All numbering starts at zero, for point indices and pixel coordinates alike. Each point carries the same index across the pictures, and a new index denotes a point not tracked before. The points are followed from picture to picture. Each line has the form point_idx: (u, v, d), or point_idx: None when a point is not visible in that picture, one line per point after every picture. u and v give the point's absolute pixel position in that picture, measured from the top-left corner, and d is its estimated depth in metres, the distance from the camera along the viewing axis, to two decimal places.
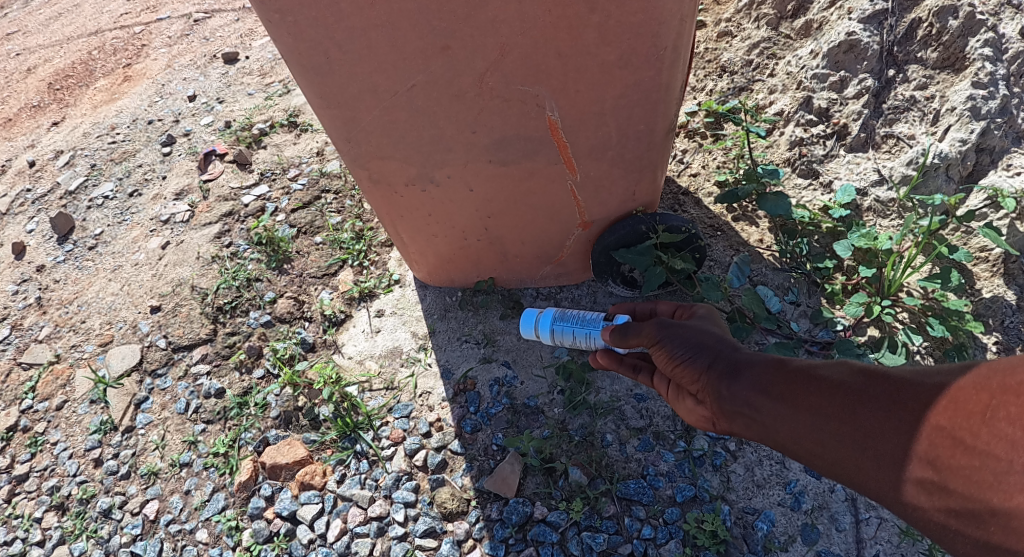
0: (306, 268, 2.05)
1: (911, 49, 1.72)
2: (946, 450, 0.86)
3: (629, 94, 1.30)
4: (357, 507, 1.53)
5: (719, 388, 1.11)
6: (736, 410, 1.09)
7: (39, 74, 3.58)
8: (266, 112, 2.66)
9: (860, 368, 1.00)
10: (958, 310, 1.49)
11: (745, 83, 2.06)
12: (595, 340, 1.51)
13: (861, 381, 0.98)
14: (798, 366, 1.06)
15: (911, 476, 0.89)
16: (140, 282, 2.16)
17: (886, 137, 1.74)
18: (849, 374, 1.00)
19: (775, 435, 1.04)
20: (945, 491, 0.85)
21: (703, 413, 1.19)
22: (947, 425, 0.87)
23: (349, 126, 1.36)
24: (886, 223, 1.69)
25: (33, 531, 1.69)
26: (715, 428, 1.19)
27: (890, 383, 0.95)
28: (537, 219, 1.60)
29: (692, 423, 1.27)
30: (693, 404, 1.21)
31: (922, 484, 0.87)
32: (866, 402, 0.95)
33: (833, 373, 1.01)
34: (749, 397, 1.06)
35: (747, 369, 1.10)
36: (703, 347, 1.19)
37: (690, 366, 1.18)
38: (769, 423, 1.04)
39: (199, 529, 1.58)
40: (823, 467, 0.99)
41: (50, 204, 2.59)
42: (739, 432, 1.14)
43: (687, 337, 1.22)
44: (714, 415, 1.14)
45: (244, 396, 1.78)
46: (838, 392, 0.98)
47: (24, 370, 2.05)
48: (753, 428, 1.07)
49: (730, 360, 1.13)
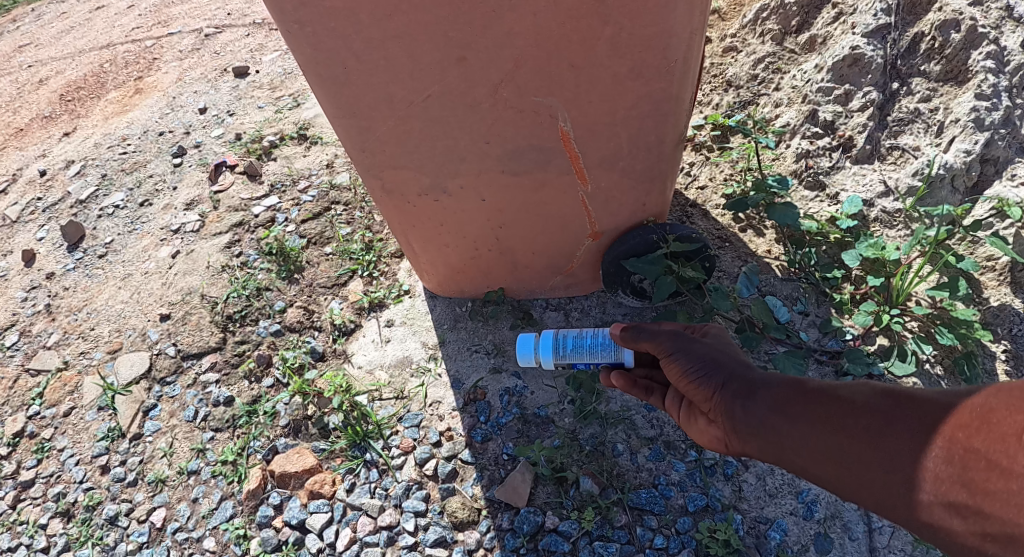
0: (316, 277, 2.06)
1: (914, 62, 1.75)
2: (981, 472, 0.85)
3: (640, 105, 1.32)
4: (366, 517, 1.52)
5: (735, 408, 1.12)
6: (752, 431, 1.09)
7: (50, 86, 3.63)
8: (277, 125, 2.69)
9: (885, 389, 1.00)
10: (966, 318, 1.49)
11: (751, 97, 2.09)
12: (600, 357, 1.50)
13: (886, 402, 0.98)
14: (817, 387, 1.06)
15: (943, 499, 0.88)
16: (150, 291, 2.17)
17: (891, 148, 1.76)
18: (873, 396, 1.00)
19: (793, 456, 1.04)
20: (979, 515, 0.84)
21: (715, 434, 1.19)
22: (980, 447, 0.86)
23: (364, 136, 1.37)
24: (894, 234, 1.70)
25: (38, 538, 1.68)
26: (726, 450, 1.19)
27: (916, 404, 0.95)
28: (548, 230, 1.61)
29: (704, 445, 1.26)
30: (706, 424, 1.21)
31: (954, 507, 0.87)
32: (891, 423, 0.95)
33: (854, 393, 1.02)
34: (766, 418, 1.08)
35: (764, 390, 1.11)
36: (718, 366, 1.20)
37: (704, 384, 1.19)
38: (787, 443, 1.05)
39: (207, 538, 1.58)
40: (845, 489, 0.99)
41: (60, 213, 2.61)
42: (753, 454, 1.14)
43: (701, 354, 1.23)
44: (727, 435, 1.14)
45: (253, 405, 1.78)
46: (862, 413, 0.99)
47: (31, 377, 2.06)
48: (769, 449, 1.07)
49: (746, 380, 1.15)
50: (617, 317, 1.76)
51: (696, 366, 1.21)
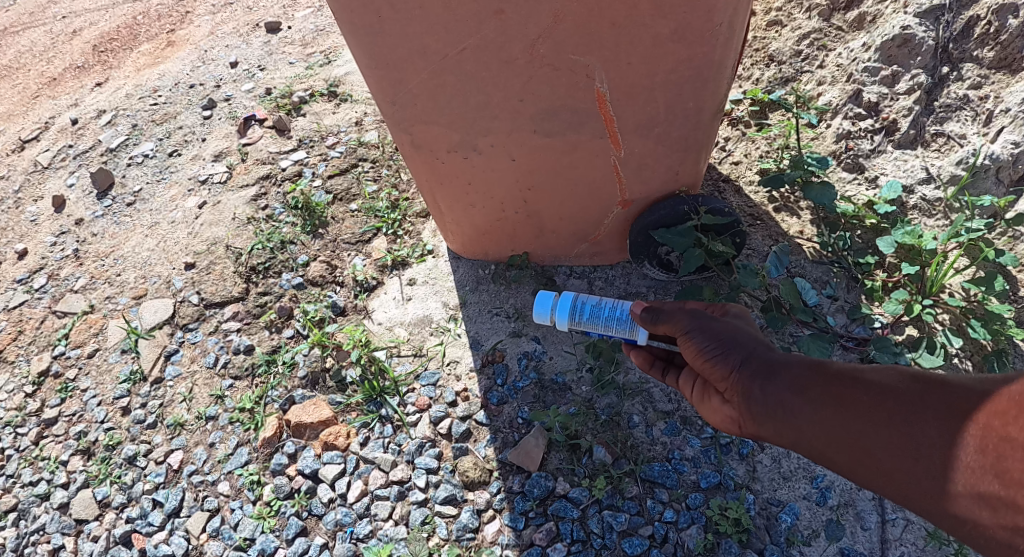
0: (340, 234, 2.06)
1: (967, 47, 1.68)
2: (1017, 463, 0.82)
3: (681, 69, 1.28)
4: (378, 471, 1.54)
5: (752, 388, 1.09)
6: (769, 413, 1.06)
7: (84, 37, 3.65)
8: (306, 82, 2.68)
9: (917, 375, 0.98)
10: (1000, 314, 1.46)
11: (793, 73, 2.03)
12: (614, 330, 1.47)
13: (915, 387, 0.96)
14: (842, 369, 1.04)
15: (973, 490, 0.86)
16: (176, 240, 2.19)
17: (935, 135, 1.70)
18: (903, 381, 0.98)
19: (811, 441, 1.02)
20: (1011, 508, 0.81)
21: (729, 413, 1.16)
22: (1017, 436, 0.83)
23: (396, 88, 1.36)
24: (931, 223, 1.64)
25: (58, 474, 1.73)
26: (739, 431, 1.17)
27: (950, 392, 0.93)
28: (577, 195, 1.59)
29: (715, 426, 1.24)
30: (719, 403, 1.19)
31: (985, 499, 0.84)
32: (921, 409, 0.93)
33: (881, 378, 0.99)
34: (786, 400, 1.05)
35: (784, 371, 1.08)
36: (737, 344, 1.16)
37: (720, 363, 1.15)
38: (805, 427, 1.02)
39: (222, 482, 1.61)
40: (865, 476, 0.97)
41: (91, 160, 2.64)
42: (766, 437, 1.11)
43: (719, 332, 1.18)
44: (741, 415, 1.12)
45: (272, 355, 1.80)
46: (889, 398, 0.97)
47: (58, 319, 2.10)
48: (786, 433, 1.05)
49: (765, 359, 1.11)
50: (641, 289, 1.73)
51: (713, 346, 1.17)
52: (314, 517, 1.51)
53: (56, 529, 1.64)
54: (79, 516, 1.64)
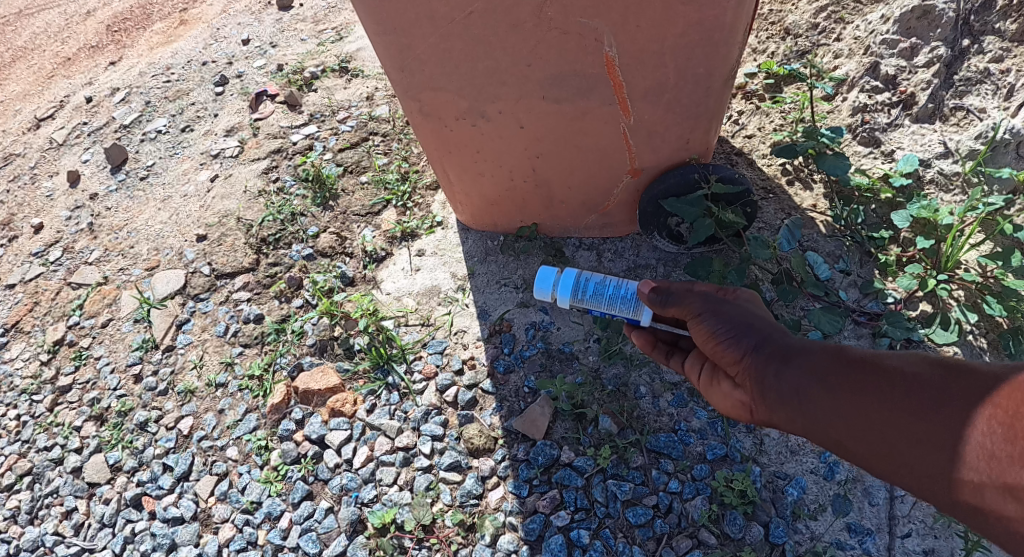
0: (351, 206, 2.07)
1: (989, 19, 1.64)
2: None
3: (691, 32, 1.26)
4: (384, 437, 1.55)
5: (767, 373, 1.07)
6: (783, 399, 1.04)
7: (99, 17, 3.68)
8: (318, 58, 2.68)
9: (940, 363, 0.95)
10: (1018, 289, 1.39)
11: (809, 46, 2.00)
12: (617, 309, 1.45)
13: (938, 374, 0.94)
14: (862, 356, 1.01)
15: (1000, 482, 0.82)
16: (188, 213, 2.21)
17: (954, 109, 1.66)
18: (926, 368, 0.95)
19: (825, 429, 1.00)
20: None
21: (739, 399, 1.14)
22: None
23: (404, 54, 1.35)
24: (948, 197, 1.61)
25: (72, 439, 1.76)
26: (748, 417, 1.15)
27: (976, 379, 0.90)
28: (586, 163, 1.57)
29: (725, 412, 1.22)
30: (730, 389, 1.17)
31: (1010, 492, 0.81)
32: (944, 397, 0.91)
33: (903, 365, 0.97)
34: (801, 386, 1.03)
35: (800, 356, 1.05)
36: (750, 328, 1.14)
37: (732, 348, 1.13)
38: (820, 413, 1.00)
39: (230, 447, 1.62)
40: (883, 465, 0.95)
41: (105, 137, 2.66)
42: (778, 424, 1.09)
43: (732, 317, 1.16)
44: (753, 401, 1.10)
45: (282, 323, 1.81)
46: (908, 386, 0.94)
47: (72, 290, 2.13)
48: (799, 420, 1.03)
49: (780, 345, 1.09)
50: (650, 261, 1.72)
51: (725, 330, 1.15)
52: (320, 482, 1.52)
53: (69, 491, 1.67)
54: (91, 480, 1.67)
